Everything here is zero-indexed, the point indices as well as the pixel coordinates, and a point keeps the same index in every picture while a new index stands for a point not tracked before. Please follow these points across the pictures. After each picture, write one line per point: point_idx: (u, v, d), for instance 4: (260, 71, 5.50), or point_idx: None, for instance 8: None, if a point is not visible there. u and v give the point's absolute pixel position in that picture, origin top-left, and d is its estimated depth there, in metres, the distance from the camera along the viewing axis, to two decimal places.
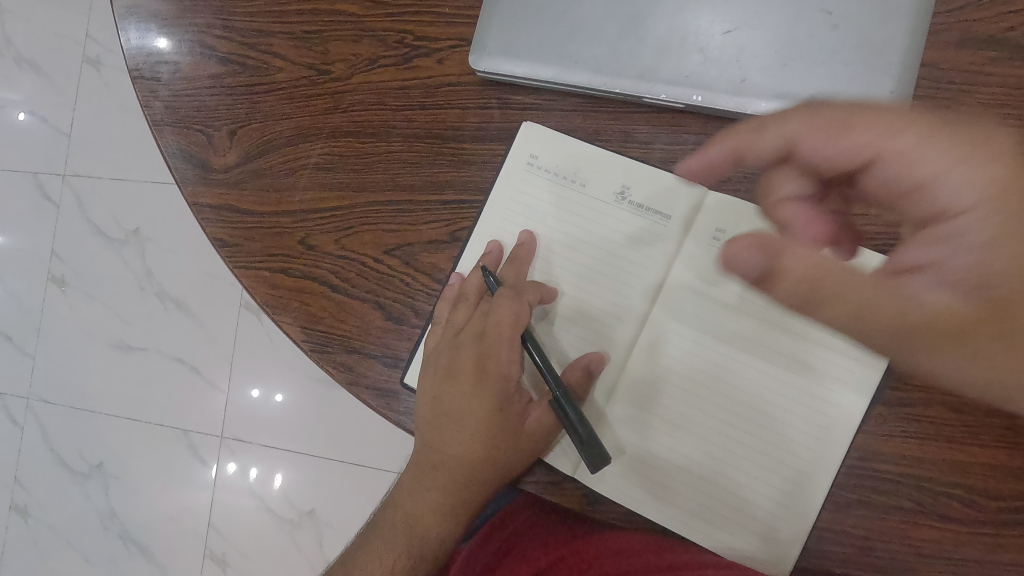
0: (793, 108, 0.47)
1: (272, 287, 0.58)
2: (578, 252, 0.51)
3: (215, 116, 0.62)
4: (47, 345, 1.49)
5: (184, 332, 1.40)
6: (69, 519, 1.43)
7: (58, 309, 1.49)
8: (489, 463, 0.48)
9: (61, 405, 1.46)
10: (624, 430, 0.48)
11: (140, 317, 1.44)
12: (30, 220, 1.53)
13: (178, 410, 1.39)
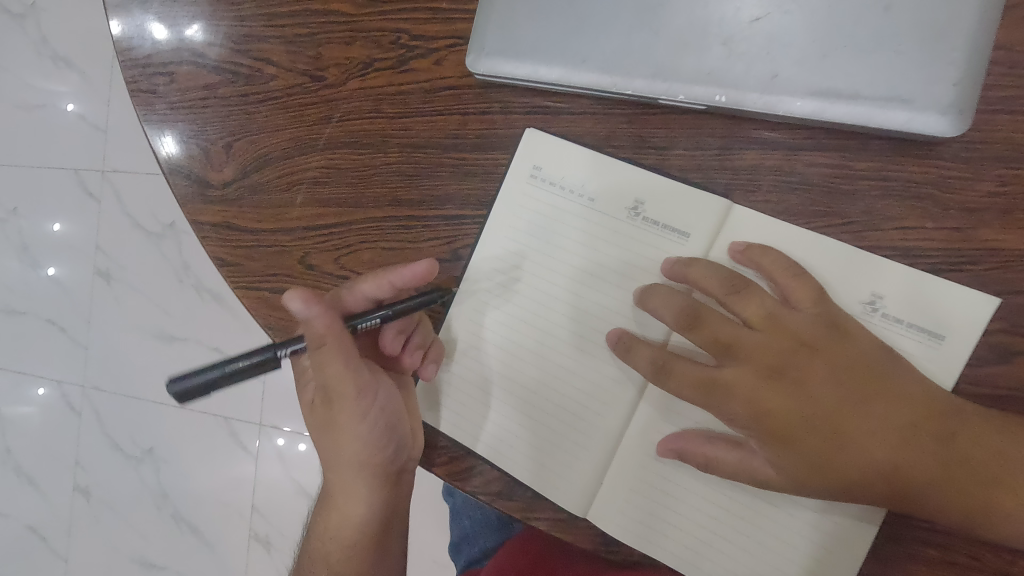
0: (834, 107, 0.40)
1: (272, 308, 0.56)
2: (584, 275, 0.47)
3: (211, 129, 0.59)
4: (79, 331, 1.45)
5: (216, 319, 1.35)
6: (121, 498, 1.40)
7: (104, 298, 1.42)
8: (377, 432, 0.47)
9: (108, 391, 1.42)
10: (631, 482, 0.45)
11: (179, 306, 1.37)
12: (48, 205, 1.47)
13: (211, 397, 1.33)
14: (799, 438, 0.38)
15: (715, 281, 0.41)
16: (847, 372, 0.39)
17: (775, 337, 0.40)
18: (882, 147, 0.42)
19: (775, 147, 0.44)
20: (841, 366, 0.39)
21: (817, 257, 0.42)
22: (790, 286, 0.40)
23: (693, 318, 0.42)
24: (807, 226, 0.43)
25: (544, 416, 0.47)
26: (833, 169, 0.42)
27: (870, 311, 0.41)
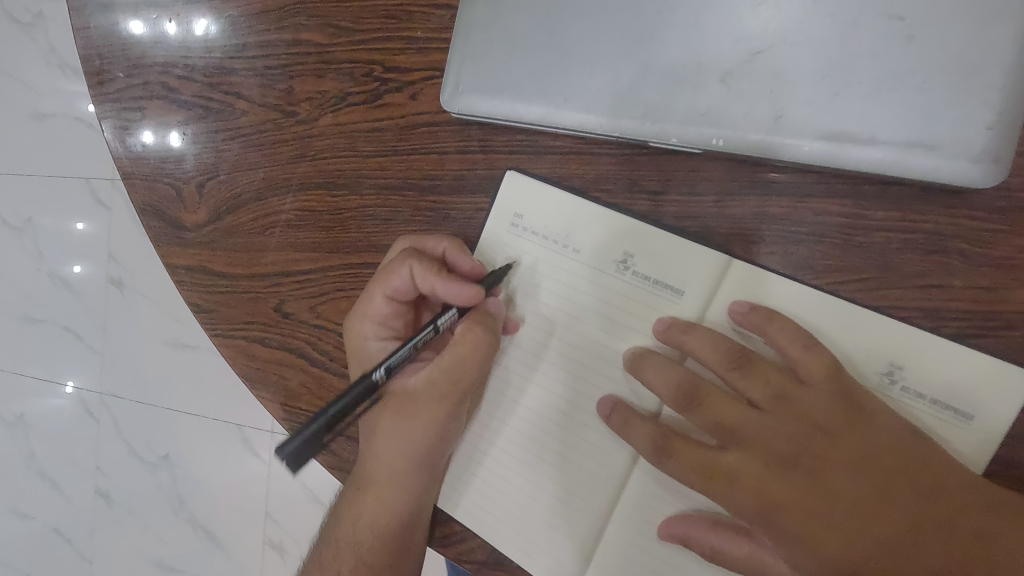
0: (848, 151, 0.35)
1: (249, 358, 0.53)
2: (569, 335, 0.43)
3: (185, 167, 0.56)
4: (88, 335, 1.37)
5: None
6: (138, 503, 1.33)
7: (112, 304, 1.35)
8: (426, 437, 0.43)
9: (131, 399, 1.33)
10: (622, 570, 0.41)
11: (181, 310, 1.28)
12: (46, 203, 1.39)
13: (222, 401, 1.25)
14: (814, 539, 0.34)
15: (714, 354, 0.38)
16: (863, 462, 0.35)
17: (783, 419, 0.37)
18: (902, 195, 0.37)
19: (780, 193, 0.39)
20: (858, 455, 0.35)
21: (827, 320, 0.37)
22: (799, 360, 0.36)
23: (690, 397, 0.38)
24: (816, 282, 0.38)
25: (527, 486, 0.43)
26: (845, 219, 0.38)
27: (888, 383, 0.36)
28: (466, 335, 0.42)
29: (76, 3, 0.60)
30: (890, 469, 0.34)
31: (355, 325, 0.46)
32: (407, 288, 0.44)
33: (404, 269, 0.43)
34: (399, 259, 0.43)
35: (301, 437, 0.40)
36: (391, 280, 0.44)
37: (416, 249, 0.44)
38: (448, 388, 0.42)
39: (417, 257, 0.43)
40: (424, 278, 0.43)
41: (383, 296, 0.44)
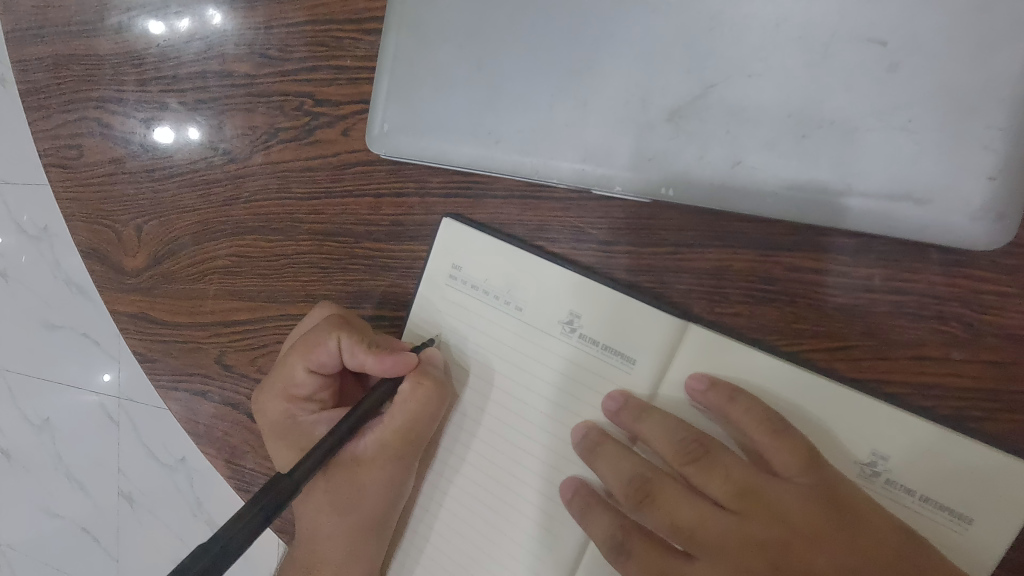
0: (817, 205, 0.30)
1: (190, 413, 0.50)
2: (515, 407, 0.38)
3: (120, 208, 0.52)
4: None
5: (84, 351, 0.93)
6: None
7: None
8: (382, 501, 0.39)
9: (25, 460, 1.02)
10: None
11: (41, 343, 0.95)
12: None
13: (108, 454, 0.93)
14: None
15: (668, 442, 0.33)
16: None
17: (753, 522, 0.31)
18: (888, 248, 0.31)
19: (748, 244, 0.34)
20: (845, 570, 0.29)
21: (801, 399, 0.32)
22: (767, 448, 0.31)
23: (644, 492, 0.33)
24: (788, 348, 0.33)
25: (477, 569, 0.39)
26: (822, 276, 0.32)
27: (869, 474, 0.31)
28: (415, 391, 0.38)
29: (9, 33, 0.56)
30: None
31: (276, 396, 0.42)
32: (333, 361, 0.40)
33: (330, 341, 0.39)
34: (324, 328, 0.39)
35: (202, 558, 0.28)
36: (315, 351, 0.40)
37: (343, 319, 0.40)
38: (405, 449, 0.38)
39: (344, 329, 0.39)
40: (352, 353, 0.39)
41: (306, 368, 0.41)
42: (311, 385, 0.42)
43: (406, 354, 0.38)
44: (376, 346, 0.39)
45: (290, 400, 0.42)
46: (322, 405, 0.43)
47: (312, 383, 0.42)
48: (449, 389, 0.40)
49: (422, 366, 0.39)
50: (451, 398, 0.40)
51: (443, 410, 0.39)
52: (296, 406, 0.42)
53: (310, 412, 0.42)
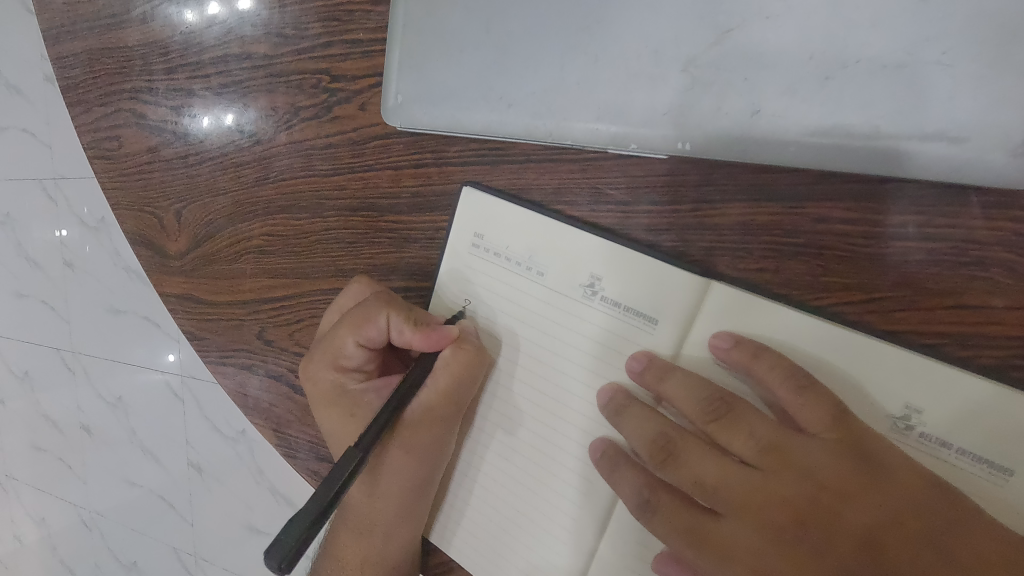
0: (842, 151, 0.28)
1: (238, 386, 0.52)
2: (540, 370, 0.39)
3: (160, 195, 0.54)
4: (37, 365, 1.16)
5: (146, 333, 0.99)
6: (144, 551, 1.13)
7: (41, 323, 1.11)
8: (429, 460, 0.40)
9: (102, 433, 1.11)
10: None
11: (108, 327, 1.02)
12: None
13: (174, 427, 1.00)
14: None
15: (690, 403, 0.33)
16: (885, 531, 0.29)
17: (778, 478, 0.31)
18: (920, 193, 0.30)
19: (771, 197, 0.33)
20: (874, 524, 0.29)
21: (831, 354, 0.31)
22: (791, 404, 0.31)
23: (668, 451, 0.34)
24: (816, 303, 0.32)
25: (512, 528, 0.41)
26: (850, 225, 0.31)
27: (903, 429, 0.30)
28: (456, 355, 0.39)
29: (46, 32, 0.58)
30: (913, 545, 0.28)
31: (325, 366, 0.43)
32: (381, 337, 0.41)
33: (380, 318, 0.40)
34: (374, 305, 0.40)
35: (290, 533, 0.32)
36: (365, 326, 0.41)
37: (391, 296, 0.40)
38: (446, 415, 0.39)
39: (393, 308, 0.39)
40: (400, 331, 0.39)
41: (355, 341, 0.42)
42: (359, 357, 0.43)
43: (448, 328, 0.39)
44: (422, 322, 0.39)
45: (339, 370, 0.43)
46: (367, 374, 0.45)
47: (360, 355, 0.43)
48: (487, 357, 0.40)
49: (462, 336, 0.40)
50: (490, 363, 0.40)
51: (483, 373, 0.40)
52: (344, 376, 0.43)
53: (357, 381, 0.44)
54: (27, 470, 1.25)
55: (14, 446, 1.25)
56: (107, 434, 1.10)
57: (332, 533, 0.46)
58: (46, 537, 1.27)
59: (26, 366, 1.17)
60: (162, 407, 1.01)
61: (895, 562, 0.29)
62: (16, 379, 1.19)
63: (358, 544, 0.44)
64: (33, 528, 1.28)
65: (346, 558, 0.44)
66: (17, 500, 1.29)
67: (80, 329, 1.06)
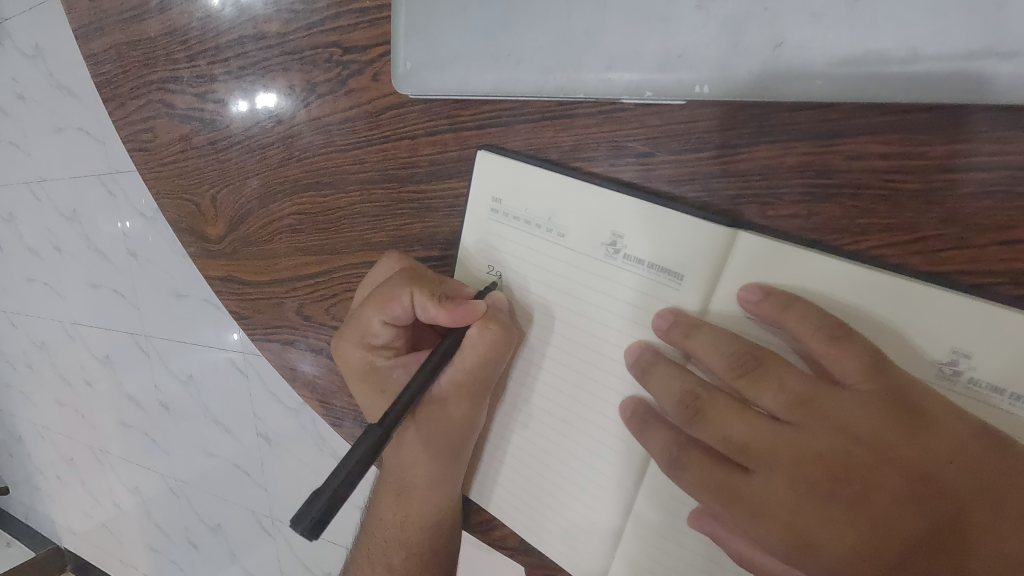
0: (875, 80, 0.26)
1: (284, 361, 0.55)
2: (565, 333, 0.38)
3: (194, 181, 0.56)
4: (113, 349, 1.24)
5: (205, 314, 1.04)
6: (224, 514, 1.22)
7: (113, 310, 1.19)
8: (460, 429, 0.41)
9: (177, 409, 1.19)
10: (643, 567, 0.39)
11: (171, 311, 1.08)
12: (28, 209, 1.23)
13: (240, 400, 1.07)
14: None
15: (718, 359, 0.32)
16: (926, 483, 0.28)
17: (812, 431, 0.31)
18: (970, 119, 0.27)
19: (800, 137, 0.30)
20: (914, 478, 0.28)
21: (869, 301, 0.30)
22: (825, 356, 0.30)
23: (695, 408, 0.33)
24: (853, 247, 0.30)
25: (548, 487, 0.41)
26: (889, 161, 0.29)
27: (950, 375, 0.28)
28: (484, 335, 0.39)
29: (77, 30, 0.60)
30: (955, 496, 0.28)
31: (355, 344, 0.44)
32: (407, 314, 0.41)
33: (405, 296, 0.39)
34: (398, 283, 0.40)
35: (318, 502, 0.32)
36: (390, 304, 0.41)
37: (416, 273, 0.40)
38: (475, 387, 0.40)
39: (417, 285, 0.39)
40: (425, 308, 0.39)
41: (382, 319, 0.42)
42: (387, 334, 0.44)
43: (475, 304, 0.38)
44: (446, 298, 0.39)
45: (367, 348, 0.44)
46: (396, 350, 0.46)
47: (388, 333, 0.44)
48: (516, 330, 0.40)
49: (489, 313, 0.39)
50: (518, 339, 0.40)
51: (510, 351, 0.40)
52: (373, 354, 0.44)
53: (387, 357, 0.45)
54: (118, 444, 1.36)
55: (103, 424, 1.36)
56: (181, 410, 1.19)
57: (375, 497, 0.48)
58: (140, 503, 1.39)
59: (105, 350, 1.26)
60: (228, 382, 1.07)
61: (935, 514, 0.28)
62: (97, 362, 1.29)
63: (399, 506, 0.46)
64: (128, 496, 1.41)
65: (391, 519, 0.47)
66: (111, 472, 1.41)
67: (148, 314, 1.13)
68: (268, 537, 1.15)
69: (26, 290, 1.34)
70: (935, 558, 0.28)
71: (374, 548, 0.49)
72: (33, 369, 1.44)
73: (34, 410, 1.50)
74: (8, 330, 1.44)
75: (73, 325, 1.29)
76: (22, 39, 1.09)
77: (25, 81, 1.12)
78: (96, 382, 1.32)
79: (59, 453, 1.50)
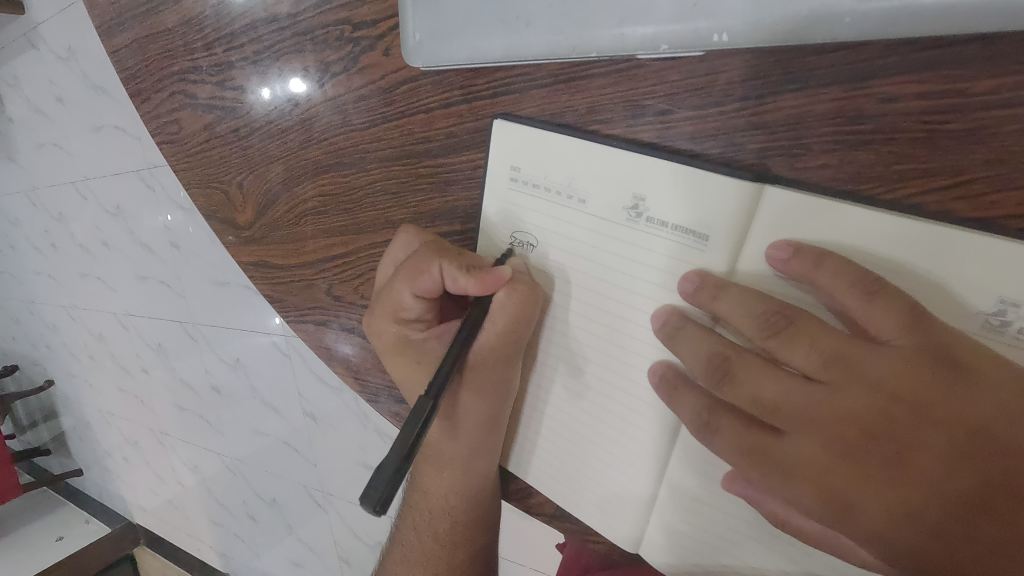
0: (909, 10, 0.24)
1: (319, 341, 0.56)
2: (589, 300, 0.38)
3: (219, 169, 0.56)
4: (164, 337, 1.30)
5: (246, 298, 1.08)
6: (278, 489, 1.28)
7: (161, 300, 1.24)
8: (498, 400, 0.41)
9: (228, 392, 1.24)
10: (677, 529, 0.39)
11: (215, 297, 1.12)
12: (76, 206, 1.28)
13: (285, 380, 1.11)
14: (900, 537, 0.28)
15: (748, 321, 0.31)
16: (968, 444, 0.27)
17: (845, 391, 0.30)
18: (1016, 47, 0.25)
19: (829, 81, 0.29)
20: (956, 434, 0.27)
21: (907, 254, 0.28)
22: (860, 312, 0.29)
23: (724, 370, 0.33)
24: (889, 196, 0.28)
25: (580, 455, 0.41)
26: (928, 100, 0.27)
27: (997, 326, 0.27)
28: (513, 297, 0.38)
29: (100, 27, 0.61)
30: (1004, 456, 0.27)
31: (387, 319, 0.44)
32: (436, 287, 0.41)
33: (433, 268, 0.39)
34: (426, 256, 0.40)
35: (378, 480, 0.32)
36: (419, 279, 0.41)
37: (441, 245, 0.40)
38: (507, 349, 0.40)
39: (445, 257, 0.39)
40: (454, 280, 0.39)
41: (412, 293, 0.42)
42: (417, 308, 0.44)
43: (501, 270, 0.38)
44: (474, 268, 0.39)
45: (400, 322, 0.45)
46: (428, 323, 0.46)
47: (418, 306, 0.44)
48: (542, 292, 0.39)
49: (515, 276, 0.39)
50: (545, 302, 0.40)
51: (538, 313, 0.39)
52: (406, 327, 0.45)
53: (419, 331, 0.46)
54: (176, 427, 1.44)
55: (162, 407, 1.44)
56: (232, 392, 1.24)
57: (415, 469, 0.49)
58: (201, 481, 1.46)
59: (157, 339, 1.32)
60: (272, 364, 1.11)
61: (981, 472, 0.27)
62: (151, 351, 1.36)
63: (436, 475, 0.47)
64: (190, 474, 1.49)
65: (431, 490, 0.48)
66: (173, 453, 1.50)
67: (193, 302, 1.17)
68: (320, 509, 1.21)
69: (80, 284, 1.41)
70: (981, 514, 0.27)
71: (415, 516, 0.50)
72: (94, 359, 1.52)
73: (98, 398, 1.59)
74: (68, 324, 1.52)
75: (126, 316, 1.35)
76: (54, 41, 1.12)
77: (61, 83, 1.15)
78: (151, 369, 1.39)
79: (124, 435, 1.59)
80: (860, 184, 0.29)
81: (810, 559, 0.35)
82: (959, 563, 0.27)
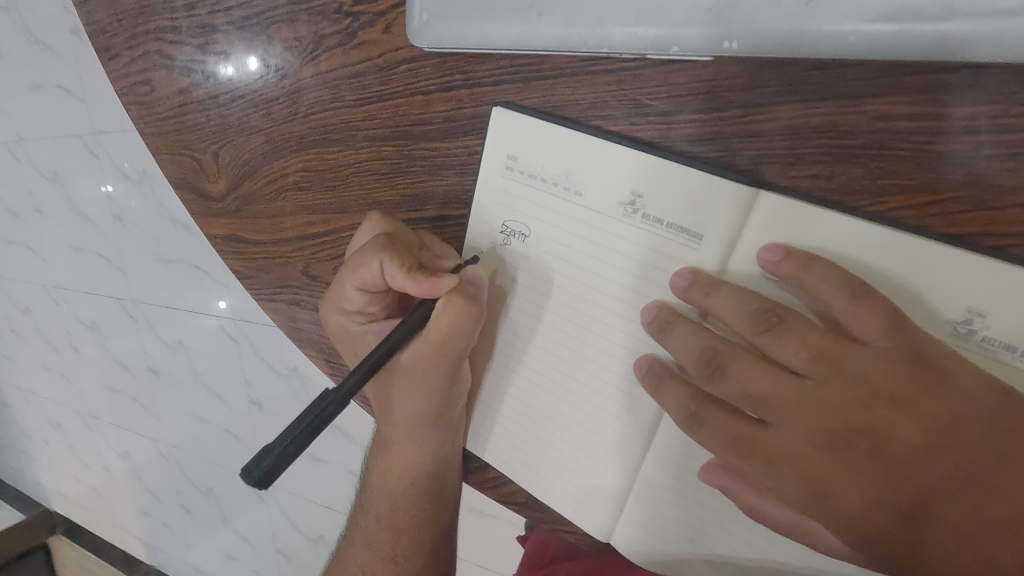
0: (906, 35, 0.26)
1: (290, 321, 0.54)
2: (580, 292, 0.38)
3: (194, 136, 0.54)
4: (103, 314, 1.22)
5: (198, 277, 1.02)
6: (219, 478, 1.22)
7: (103, 274, 1.16)
8: (433, 400, 0.41)
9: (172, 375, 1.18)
10: (651, 516, 0.40)
11: (164, 274, 1.06)
12: (12, 168, 1.19)
13: (234, 364, 1.06)
14: (871, 523, 0.30)
15: (740, 317, 0.33)
16: (937, 439, 0.29)
17: (828, 386, 0.31)
18: (994, 79, 0.28)
19: (825, 96, 0.30)
20: (926, 431, 0.29)
21: (890, 262, 0.30)
22: (846, 313, 0.31)
23: (715, 364, 0.34)
24: (873, 208, 0.30)
25: (559, 446, 0.42)
26: (914, 121, 0.29)
27: (964, 333, 0.30)
28: (450, 308, 0.38)
29: None
30: (966, 450, 0.29)
31: (333, 307, 0.44)
32: (377, 281, 0.40)
33: (374, 263, 0.39)
34: (370, 249, 0.39)
35: (269, 455, 0.33)
36: (360, 269, 0.40)
37: (388, 239, 0.39)
38: (439, 358, 0.40)
39: (385, 252, 0.38)
40: (394, 277, 0.38)
41: (354, 284, 0.41)
42: (360, 300, 0.43)
43: (444, 278, 0.37)
44: (416, 269, 0.38)
45: (344, 311, 0.44)
46: (374, 317, 0.45)
47: (362, 298, 0.43)
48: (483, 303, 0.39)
49: (458, 287, 0.38)
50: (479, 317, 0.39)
51: (476, 327, 0.39)
52: (351, 318, 0.44)
53: (362, 322, 0.44)
54: (111, 409, 1.36)
55: (95, 388, 1.35)
56: (176, 376, 1.18)
57: (374, 454, 0.49)
58: (135, 467, 1.39)
59: (91, 316, 1.24)
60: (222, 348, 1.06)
61: (947, 465, 0.29)
62: (87, 327, 1.27)
63: (405, 463, 0.46)
64: (122, 460, 1.41)
65: (398, 477, 0.47)
66: (104, 437, 1.41)
67: (140, 278, 1.11)
68: (263, 501, 1.17)
69: (11, 251, 1.31)
70: (946, 503, 0.29)
71: (378, 502, 0.49)
72: (20, 333, 1.41)
73: (23, 375, 1.48)
74: None
75: (59, 290, 1.26)
76: None
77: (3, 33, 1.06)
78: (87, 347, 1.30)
79: (49, 416, 1.49)
80: (849, 195, 0.31)
81: (775, 546, 0.37)
82: (924, 549, 0.29)
